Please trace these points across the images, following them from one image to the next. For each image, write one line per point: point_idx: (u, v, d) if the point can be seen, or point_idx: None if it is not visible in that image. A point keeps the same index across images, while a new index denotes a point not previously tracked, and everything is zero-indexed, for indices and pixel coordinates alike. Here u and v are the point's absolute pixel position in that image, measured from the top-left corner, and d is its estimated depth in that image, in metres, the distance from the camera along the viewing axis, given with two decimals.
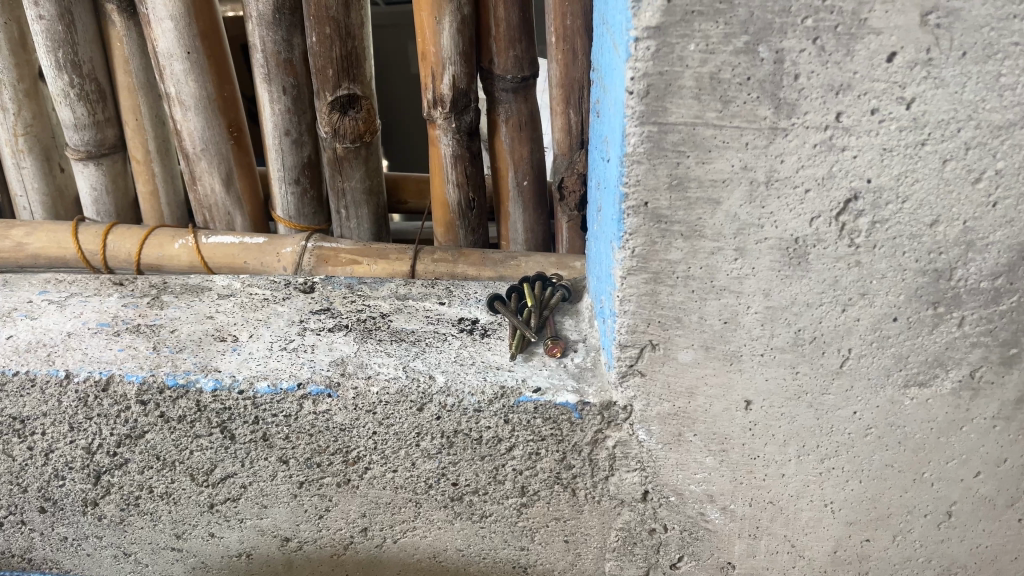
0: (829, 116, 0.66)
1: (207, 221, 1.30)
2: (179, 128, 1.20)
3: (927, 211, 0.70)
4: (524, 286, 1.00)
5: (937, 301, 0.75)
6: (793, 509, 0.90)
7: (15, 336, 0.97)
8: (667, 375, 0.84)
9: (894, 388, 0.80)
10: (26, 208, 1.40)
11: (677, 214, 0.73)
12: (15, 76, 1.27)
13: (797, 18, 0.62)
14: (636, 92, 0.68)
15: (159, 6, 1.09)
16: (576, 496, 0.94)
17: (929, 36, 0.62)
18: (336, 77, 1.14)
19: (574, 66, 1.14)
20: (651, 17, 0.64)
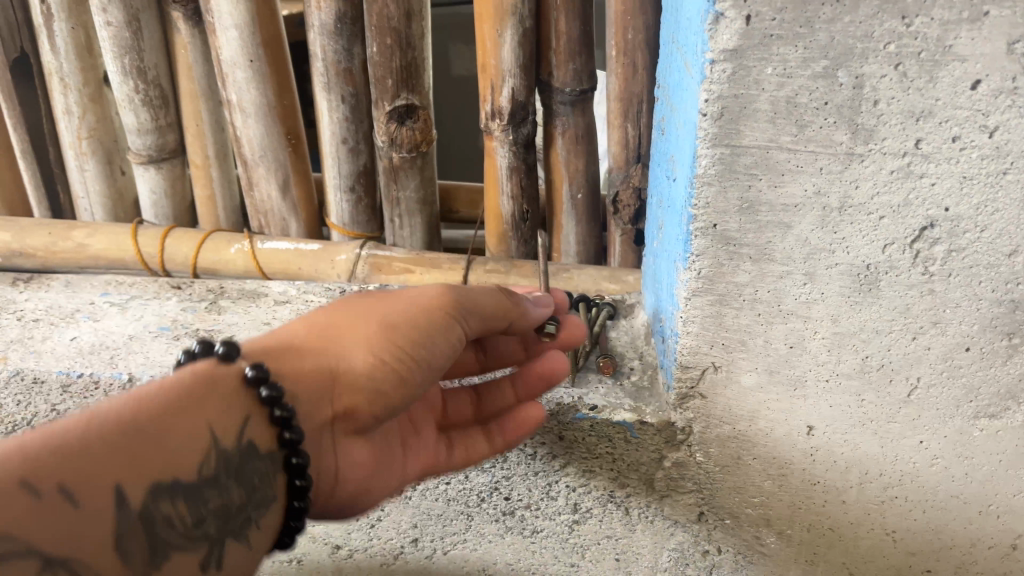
0: (908, 143, 0.65)
1: (262, 227, 1.32)
2: (239, 135, 1.21)
3: (1006, 240, 0.68)
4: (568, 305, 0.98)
5: (1012, 332, 0.73)
6: (852, 536, 0.90)
7: (79, 339, 1.01)
8: (730, 398, 0.83)
9: (963, 419, 0.79)
10: (86, 210, 1.38)
11: (747, 236, 0.73)
12: (82, 79, 1.25)
13: (880, 44, 0.61)
14: (709, 114, 0.67)
15: (224, 15, 1.10)
16: (629, 515, 0.94)
17: (1016, 65, 0.60)
18: (395, 87, 1.15)
19: (634, 80, 1.12)
20: (729, 40, 0.64)
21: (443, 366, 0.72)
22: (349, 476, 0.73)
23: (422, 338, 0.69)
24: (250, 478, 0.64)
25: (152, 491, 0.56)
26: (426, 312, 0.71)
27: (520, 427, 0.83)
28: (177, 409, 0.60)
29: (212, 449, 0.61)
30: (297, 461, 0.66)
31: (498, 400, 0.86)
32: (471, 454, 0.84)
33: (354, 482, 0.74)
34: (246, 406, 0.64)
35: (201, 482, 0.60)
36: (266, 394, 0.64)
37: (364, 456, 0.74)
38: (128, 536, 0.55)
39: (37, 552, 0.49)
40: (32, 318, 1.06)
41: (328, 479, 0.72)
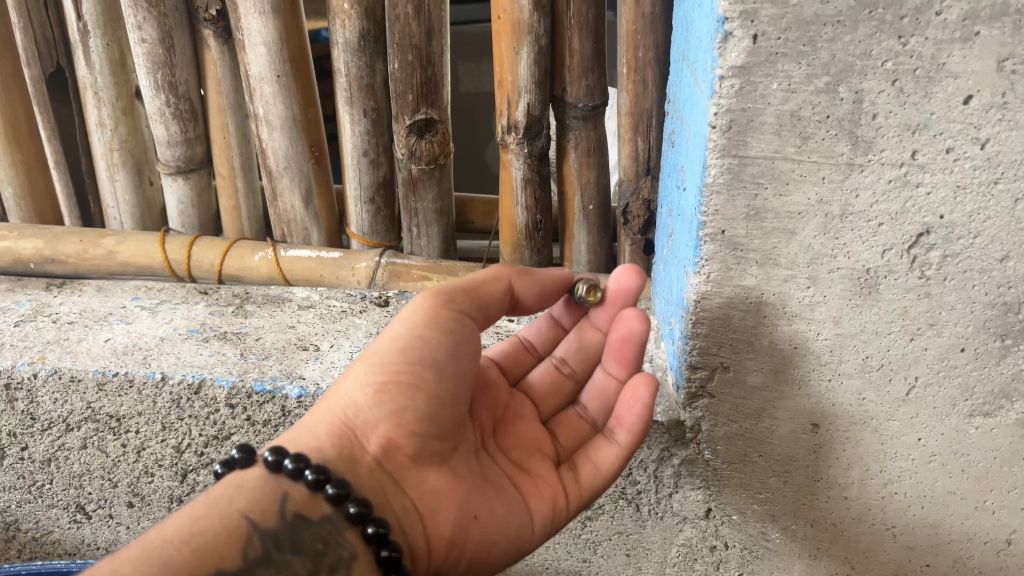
0: (905, 154, 0.70)
1: (285, 236, 1.37)
2: (264, 147, 1.26)
3: (998, 246, 0.72)
4: None
5: (1004, 334, 0.77)
6: (854, 532, 0.93)
7: (113, 340, 1.05)
8: (736, 396, 0.87)
9: (959, 417, 0.83)
10: (115, 219, 1.43)
11: (754, 242, 0.77)
12: (114, 94, 1.30)
13: (878, 61, 0.66)
14: (719, 126, 0.72)
15: (254, 33, 1.15)
16: (639, 511, 0.98)
17: (1005, 81, 0.65)
18: (415, 102, 1.20)
19: (644, 96, 1.17)
20: (737, 57, 0.68)
21: (460, 356, 0.73)
22: (436, 507, 0.74)
23: (414, 339, 0.72)
24: (311, 544, 0.66)
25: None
26: (410, 316, 0.73)
27: (632, 407, 0.80)
28: (201, 517, 0.64)
29: (250, 533, 0.64)
30: (356, 507, 0.68)
31: (600, 396, 0.86)
32: (599, 458, 0.83)
33: (449, 515, 0.74)
34: (276, 487, 0.68)
35: (250, 564, 0.63)
36: (288, 466, 0.69)
37: (443, 483, 0.75)
38: None
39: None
40: (66, 321, 1.10)
41: (416, 521, 0.73)
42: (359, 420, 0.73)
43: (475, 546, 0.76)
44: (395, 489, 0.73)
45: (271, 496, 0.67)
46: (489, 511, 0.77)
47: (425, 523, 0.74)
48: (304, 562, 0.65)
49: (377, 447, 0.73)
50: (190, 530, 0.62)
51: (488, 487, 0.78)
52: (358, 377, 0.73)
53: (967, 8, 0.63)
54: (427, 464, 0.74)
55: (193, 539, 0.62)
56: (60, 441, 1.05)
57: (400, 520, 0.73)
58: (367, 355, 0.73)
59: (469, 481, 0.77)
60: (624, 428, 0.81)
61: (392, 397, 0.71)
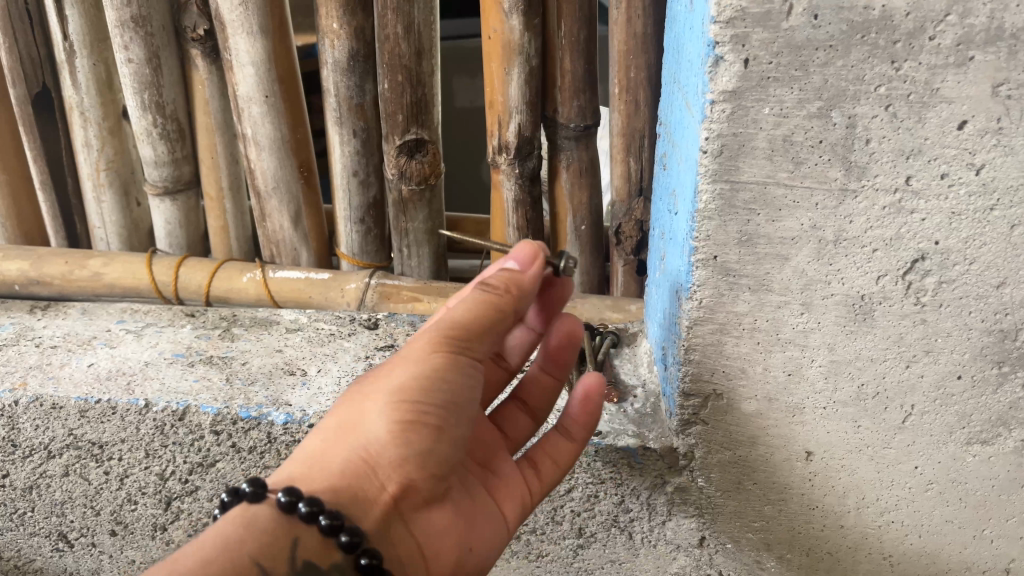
0: (899, 179, 0.68)
1: (274, 257, 1.35)
2: (253, 168, 1.25)
3: (994, 272, 0.71)
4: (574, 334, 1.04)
5: (1001, 361, 0.75)
6: (850, 561, 0.92)
7: (96, 365, 1.03)
8: (730, 424, 0.85)
9: (956, 445, 0.81)
10: (102, 239, 1.42)
11: (746, 268, 0.76)
12: (101, 114, 1.29)
13: (871, 86, 0.65)
14: (710, 151, 0.71)
15: (241, 52, 1.14)
16: (632, 539, 0.97)
17: (1000, 106, 0.64)
18: (405, 122, 1.19)
19: (636, 117, 1.16)
20: (728, 82, 0.67)
21: (472, 398, 0.69)
22: (439, 546, 0.72)
23: (437, 386, 0.66)
24: None
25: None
26: (425, 357, 0.66)
27: (587, 404, 0.80)
28: (214, 560, 0.60)
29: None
30: (367, 559, 0.66)
31: (540, 392, 0.85)
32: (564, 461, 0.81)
33: (451, 551, 0.72)
34: (288, 531, 0.65)
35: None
36: (305, 511, 0.64)
37: (448, 519, 0.72)
38: None
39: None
40: (49, 345, 1.08)
41: (418, 562, 0.70)
42: (376, 461, 0.67)
43: (471, 573, 0.75)
44: (400, 531, 0.70)
45: (283, 541, 0.64)
46: (484, 541, 0.75)
47: (427, 563, 0.71)
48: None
49: (391, 492, 0.68)
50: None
51: (480, 516, 0.75)
52: (371, 415, 0.67)
53: (962, 32, 0.62)
54: (432, 502, 0.71)
55: None
56: (41, 469, 1.03)
57: (402, 561, 0.70)
58: (385, 390, 0.67)
59: (466, 514, 0.74)
60: (581, 424, 0.80)
61: (412, 441, 0.67)
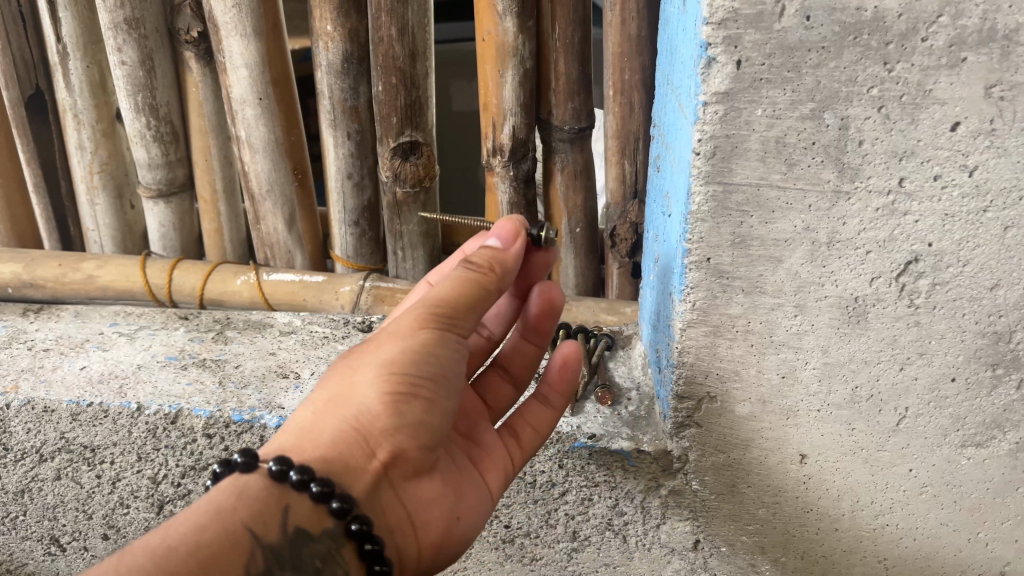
0: (892, 181, 0.68)
1: (268, 259, 1.35)
2: (247, 170, 1.25)
3: (987, 274, 0.71)
4: (569, 336, 1.04)
5: (995, 363, 0.75)
6: (845, 564, 0.92)
7: (88, 367, 1.03)
8: (724, 427, 0.85)
9: (951, 448, 0.81)
10: (96, 242, 1.41)
11: (740, 270, 0.76)
12: (95, 116, 1.28)
13: (864, 88, 0.65)
14: (702, 153, 0.70)
15: (235, 55, 1.14)
16: (626, 543, 0.96)
17: (992, 108, 0.64)
18: (399, 124, 1.18)
19: (630, 119, 1.16)
20: (720, 83, 0.67)
21: (459, 370, 0.69)
22: (427, 517, 0.71)
23: (428, 356, 0.66)
24: (310, 561, 0.63)
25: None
26: (414, 330, 0.66)
27: (565, 372, 0.82)
28: (204, 528, 0.59)
29: (255, 552, 0.60)
30: (358, 525, 0.65)
31: (522, 358, 0.86)
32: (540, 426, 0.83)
33: (439, 521, 0.72)
34: (279, 499, 0.63)
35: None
36: (297, 480, 0.63)
37: (436, 490, 0.72)
38: None
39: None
40: (42, 349, 1.08)
41: (408, 531, 0.70)
42: (367, 428, 0.66)
43: (456, 543, 0.75)
44: (390, 501, 0.69)
45: (273, 510, 0.62)
46: (470, 511, 0.75)
47: (416, 534, 0.71)
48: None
49: (383, 460, 0.66)
50: (196, 546, 0.58)
51: (466, 485, 0.76)
52: (364, 386, 0.66)
53: (953, 34, 0.62)
54: (421, 473, 0.71)
55: (199, 556, 0.57)
56: (33, 472, 1.02)
57: (391, 531, 0.69)
58: (378, 360, 0.66)
59: (452, 486, 0.74)
60: (559, 391, 0.82)
61: (405, 411, 0.66)
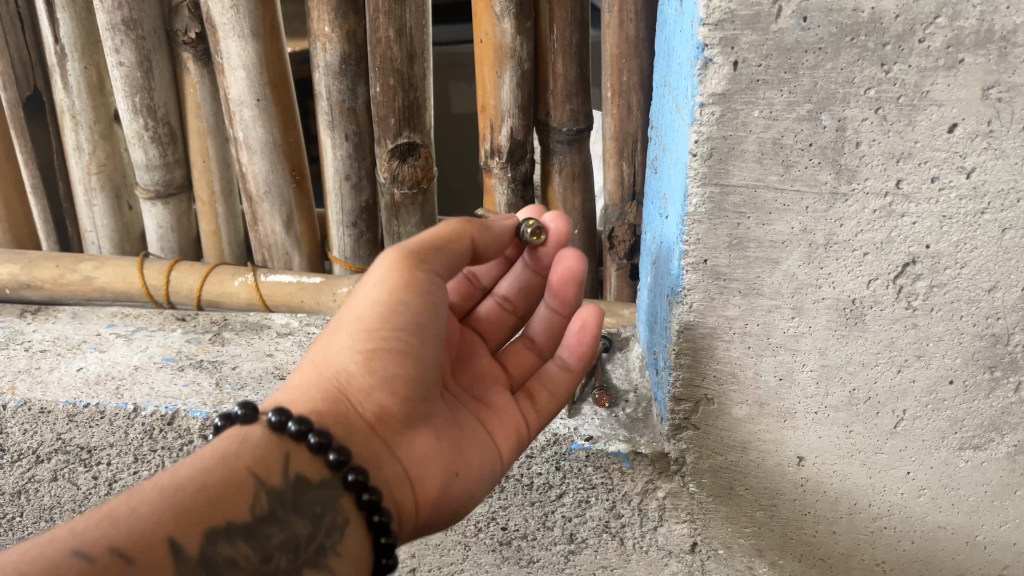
0: (889, 183, 0.68)
1: (266, 260, 1.34)
2: (244, 171, 1.24)
3: (985, 276, 0.70)
4: None
5: (993, 366, 0.75)
6: (843, 566, 0.91)
7: (85, 368, 1.03)
8: (721, 429, 0.85)
9: (948, 451, 0.81)
10: (93, 243, 1.41)
11: (736, 272, 0.75)
12: (93, 117, 1.28)
13: (861, 89, 0.65)
14: (699, 154, 0.70)
15: (233, 55, 1.14)
16: (624, 545, 0.96)
17: (990, 109, 0.63)
18: (397, 126, 1.18)
19: (628, 121, 1.16)
20: (717, 84, 0.67)
21: (437, 312, 0.68)
22: (424, 471, 0.70)
23: (397, 304, 0.65)
24: (311, 507, 0.62)
25: (208, 541, 0.55)
26: (381, 279, 0.66)
27: (583, 337, 0.81)
28: (211, 468, 0.59)
29: (257, 492, 0.59)
30: (355, 476, 0.64)
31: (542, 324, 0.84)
32: (552, 383, 0.82)
33: (437, 475, 0.71)
34: (280, 447, 0.62)
35: (257, 521, 0.59)
36: (293, 430, 0.63)
37: (431, 445, 0.71)
38: None
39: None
40: (39, 349, 1.08)
41: (406, 487, 0.69)
42: (349, 385, 0.67)
43: (458, 501, 0.73)
44: (385, 455, 0.68)
45: (275, 457, 0.62)
46: (469, 468, 0.73)
47: (414, 487, 0.69)
48: (304, 525, 0.61)
49: (371, 413, 0.67)
50: (200, 483, 0.57)
51: (467, 443, 0.74)
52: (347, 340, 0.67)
53: (951, 35, 0.61)
54: (414, 426, 0.70)
55: (205, 488, 0.57)
56: (30, 473, 1.02)
57: (391, 485, 0.68)
58: (353, 316, 0.67)
59: (450, 436, 0.73)
60: (578, 356, 0.81)
61: (386, 357, 0.66)
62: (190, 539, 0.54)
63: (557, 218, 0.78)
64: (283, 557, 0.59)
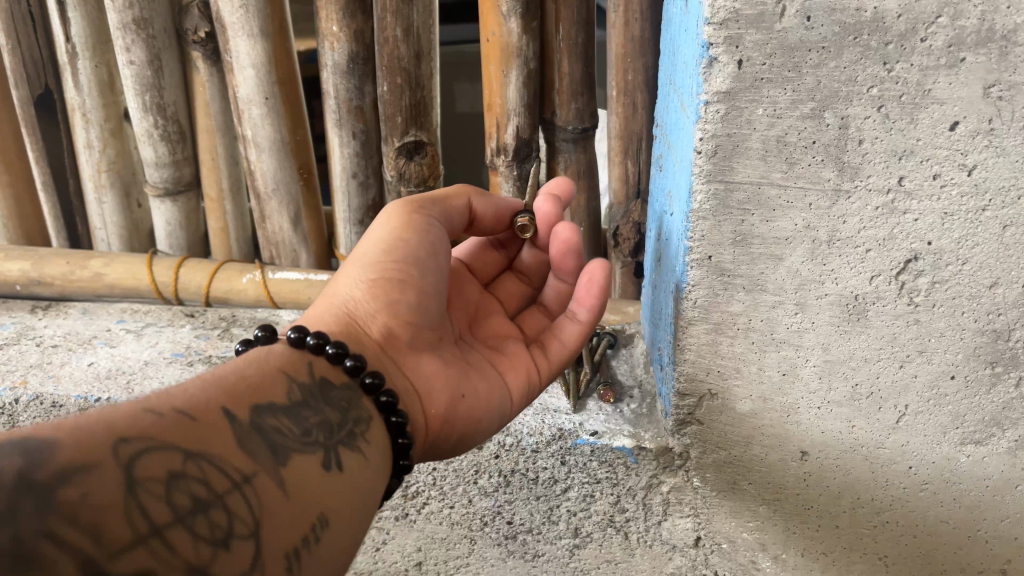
0: (891, 180, 0.69)
1: (273, 258, 1.36)
2: (252, 168, 1.26)
3: (986, 273, 0.71)
4: None
5: (994, 361, 0.76)
6: (845, 561, 0.92)
7: (96, 363, 1.04)
8: (725, 424, 0.86)
9: (950, 446, 0.82)
10: (103, 240, 1.43)
11: (741, 268, 0.76)
12: (103, 115, 1.30)
13: (863, 88, 0.66)
14: (704, 151, 0.71)
15: (242, 54, 1.15)
16: (628, 540, 0.97)
17: (991, 108, 0.64)
18: (404, 124, 1.19)
19: (633, 120, 1.17)
20: (722, 82, 0.68)
21: (438, 246, 0.72)
22: (431, 391, 0.72)
23: (400, 237, 0.70)
24: (338, 401, 0.62)
25: (254, 412, 0.54)
26: (385, 219, 0.71)
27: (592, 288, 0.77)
28: (244, 366, 0.59)
29: (290, 384, 0.60)
30: (372, 378, 0.65)
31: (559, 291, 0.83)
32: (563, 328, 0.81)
33: (444, 395, 0.72)
34: (302, 356, 0.63)
35: (294, 405, 0.58)
36: (312, 342, 0.64)
37: (438, 368, 0.73)
38: (249, 443, 0.52)
39: (175, 445, 0.47)
40: (50, 345, 1.09)
41: (414, 405, 0.70)
42: (358, 311, 0.70)
43: (467, 424, 0.74)
44: (394, 375, 0.70)
45: (299, 362, 0.63)
46: (476, 393, 0.75)
47: (422, 405, 0.71)
48: (335, 413, 0.61)
49: (379, 335, 0.70)
50: (234, 376, 0.57)
51: (474, 373, 0.76)
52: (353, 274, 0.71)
53: (952, 34, 0.62)
54: (421, 351, 0.72)
55: (244, 377, 0.57)
56: None
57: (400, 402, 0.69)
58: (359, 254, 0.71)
59: (457, 365, 0.75)
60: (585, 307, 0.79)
61: (391, 282, 0.69)
62: (238, 408, 0.53)
63: (546, 200, 0.79)
64: (323, 434, 0.58)
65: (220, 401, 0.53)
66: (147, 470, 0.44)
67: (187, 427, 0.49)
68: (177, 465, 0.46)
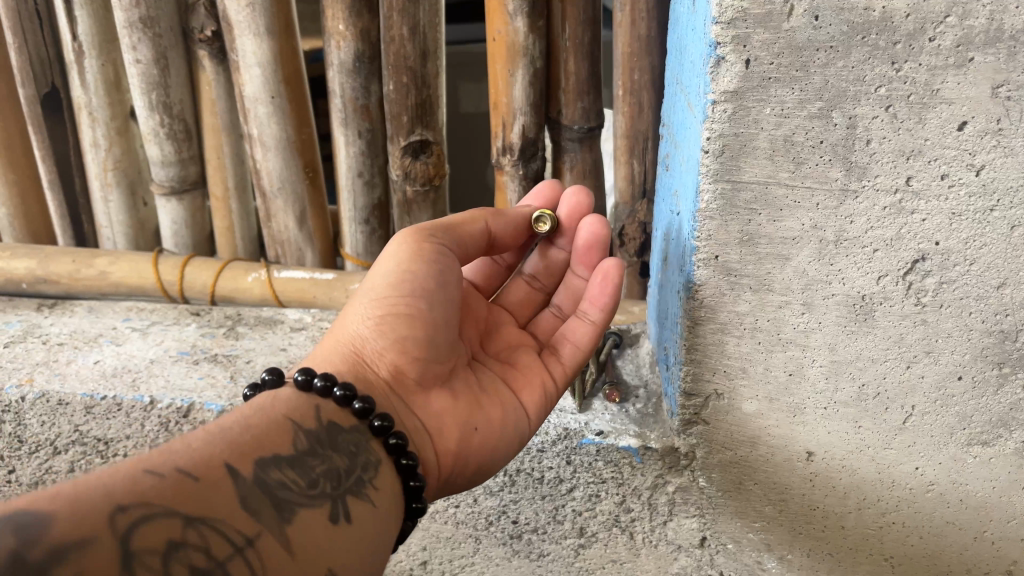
0: (899, 179, 0.69)
1: (279, 256, 1.36)
2: (258, 167, 1.26)
3: (994, 273, 0.71)
4: None
5: (1002, 362, 0.76)
6: (852, 561, 0.92)
7: (102, 361, 1.04)
8: (731, 424, 0.86)
9: (957, 446, 0.81)
10: (108, 238, 1.43)
11: (747, 268, 0.76)
12: (109, 114, 1.30)
13: (871, 87, 0.65)
14: (711, 151, 0.71)
15: (248, 53, 1.15)
16: (633, 540, 0.97)
17: (1000, 107, 0.64)
18: (409, 123, 1.19)
19: (639, 119, 1.17)
20: (730, 81, 0.68)
21: (448, 279, 0.71)
22: (441, 424, 0.72)
23: (406, 271, 0.69)
24: (346, 446, 0.62)
25: (259, 466, 0.55)
26: (394, 252, 0.70)
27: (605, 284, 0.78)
28: (251, 415, 0.59)
29: (298, 432, 0.60)
30: (380, 421, 0.64)
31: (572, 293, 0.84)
32: (576, 338, 0.81)
33: (454, 428, 0.72)
34: (308, 399, 0.63)
35: (301, 454, 0.58)
36: (319, 386, 0.64)
37: (448, 400, 0.73)
38: (252, 501, 0.52)
39: (174, 511, 0.47)
40: (56, 343, 1.09)
41: (425, 439, 0.70)
42: (365, 349, 0.70)
43: (480, 453, 0.74)
44: (404, 411, 0.70)
45: (306, 407, 0.63)
46: (489, 422, 0.74)
47: (432, 440, 0.71)
48: (342, 459, 0.61)
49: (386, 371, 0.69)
50: (240, 427, 0.57)
51: (486, 400, 0.75)
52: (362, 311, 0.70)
53: (961, 34, 0.62)
54: (431, 383, 0.72)
55: (250, 430, 0.57)
56: (47, 466, 1.02)
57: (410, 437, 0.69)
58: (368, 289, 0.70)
59: (469, 394, 0.75)
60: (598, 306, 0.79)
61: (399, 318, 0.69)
62: (241, 465, 0.54)
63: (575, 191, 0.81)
64: (329, 484, 0.58)
65: (225, 458, 0.53)
66: (145, 539, 0.45)
67: (188, 488, 0.49)
68: (176, 533, 0.47)
